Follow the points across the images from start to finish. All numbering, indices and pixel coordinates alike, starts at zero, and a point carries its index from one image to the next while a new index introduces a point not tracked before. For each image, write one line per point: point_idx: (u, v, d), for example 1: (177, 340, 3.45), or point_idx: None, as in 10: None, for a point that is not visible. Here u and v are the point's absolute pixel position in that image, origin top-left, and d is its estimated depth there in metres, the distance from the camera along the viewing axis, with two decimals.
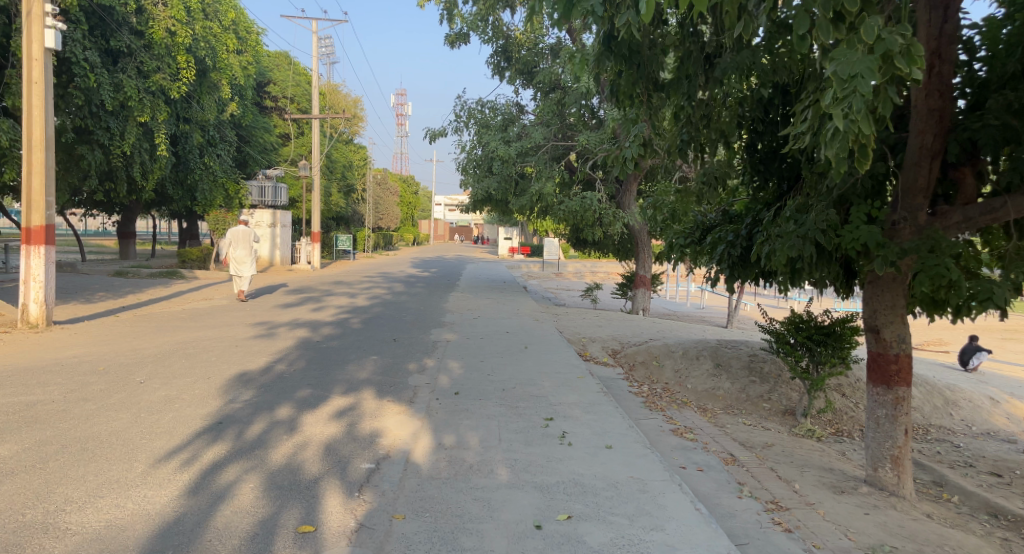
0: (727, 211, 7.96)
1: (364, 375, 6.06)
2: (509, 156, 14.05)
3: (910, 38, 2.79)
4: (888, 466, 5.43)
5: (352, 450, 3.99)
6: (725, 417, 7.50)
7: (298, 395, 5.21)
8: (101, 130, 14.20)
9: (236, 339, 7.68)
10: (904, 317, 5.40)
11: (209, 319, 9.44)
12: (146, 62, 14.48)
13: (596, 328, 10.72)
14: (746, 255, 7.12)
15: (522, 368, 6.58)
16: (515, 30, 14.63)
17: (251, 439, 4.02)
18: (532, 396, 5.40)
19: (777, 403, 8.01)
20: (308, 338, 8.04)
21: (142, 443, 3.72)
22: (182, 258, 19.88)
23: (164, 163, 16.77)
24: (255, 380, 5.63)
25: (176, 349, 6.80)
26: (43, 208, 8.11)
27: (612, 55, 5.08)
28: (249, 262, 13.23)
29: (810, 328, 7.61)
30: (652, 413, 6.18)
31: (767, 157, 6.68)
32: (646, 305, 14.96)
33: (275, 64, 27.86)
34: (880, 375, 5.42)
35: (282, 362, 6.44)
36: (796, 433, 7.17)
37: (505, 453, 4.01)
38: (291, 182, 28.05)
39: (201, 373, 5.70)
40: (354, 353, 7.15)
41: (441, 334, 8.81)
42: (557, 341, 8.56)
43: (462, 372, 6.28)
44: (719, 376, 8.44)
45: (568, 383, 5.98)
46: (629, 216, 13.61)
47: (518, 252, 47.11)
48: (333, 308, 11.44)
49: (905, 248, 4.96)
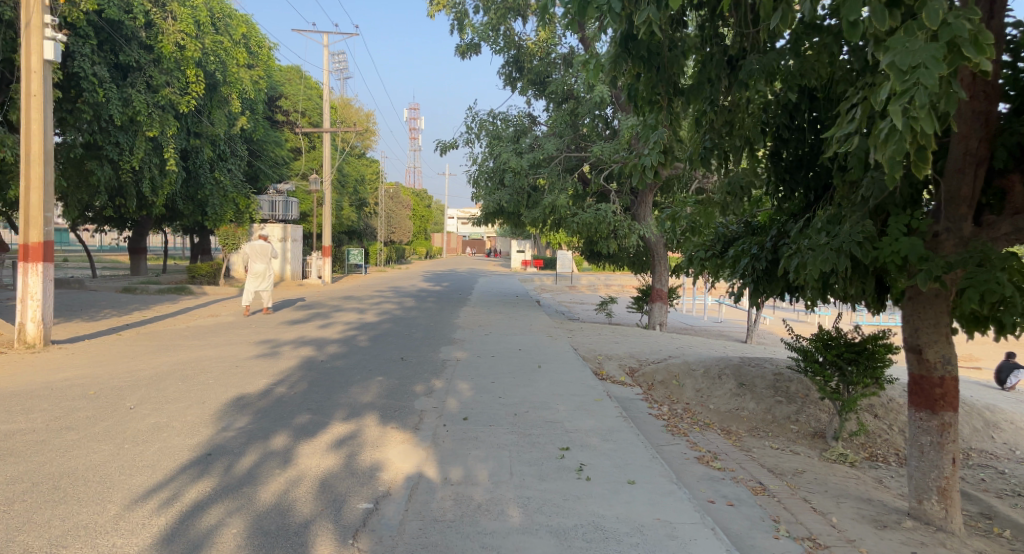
0: (749, 222, 7.66)
1: (367, 399, 5.73)
2: (520, 167, 13.78)
3: (978, 24, 2.44)
4: (934, 498, 4.96)
5: (350, 486, 3.66)
6: (750, 440, 7.07)
7: (295, 422, 4.90)
8: (109, 145, 14.38)
9: (237, 359, 7.42)
10: (949, 336, 4.94)
11: (212, 338, 9.21)
12: (155, 77, 14.62)
13: (612, 344, 10.31)
14: (771, 268, 6.73)
15: (535, 390, 6.19)
16: (527, 40, 14.40)
17: (240, 473, 3.71)
18: (546, 422, 5.02)
19: (806, 425, 7.56)
20: (312, 357, 7.76)
21: (119, 481, 3.45)
22: (192, 273, 19.82)
23: (174, 177, 16.80)
24: (252, 405, 5.34)
25: (173, 370, 6.55)
26: (41, 224, 7.96)
27: (630, 57, 4.82)
28: (271, 274, 13.47)
29: (840, 346, 7.17)
30: (674, 438, 5.76)
31: (794, 166, 6.38)
32: (663, 319, 14.53)
33: (288, 79, 28.02)
34: (923, 399, 4.96)
35: (282, 385, 6.15)
36: (826, 458, 6.70)
37: (517, 490, 3.64)
38: (303, 197, 27.98)
39: (195, 397, 5.43)
40: (359, 374, 6.84)
41: (451, 351, 8.47)
42: (571, 359, 8.18)
43: (472, 394, 5.93)
44: (743, 396, 8.02)
45: (584, 406, 5.60)
46: (645, 228, 13.30)
47: (531, 265, 46.73)
48: (340, 324, 11.17)
49: (950, 261, 4.54)
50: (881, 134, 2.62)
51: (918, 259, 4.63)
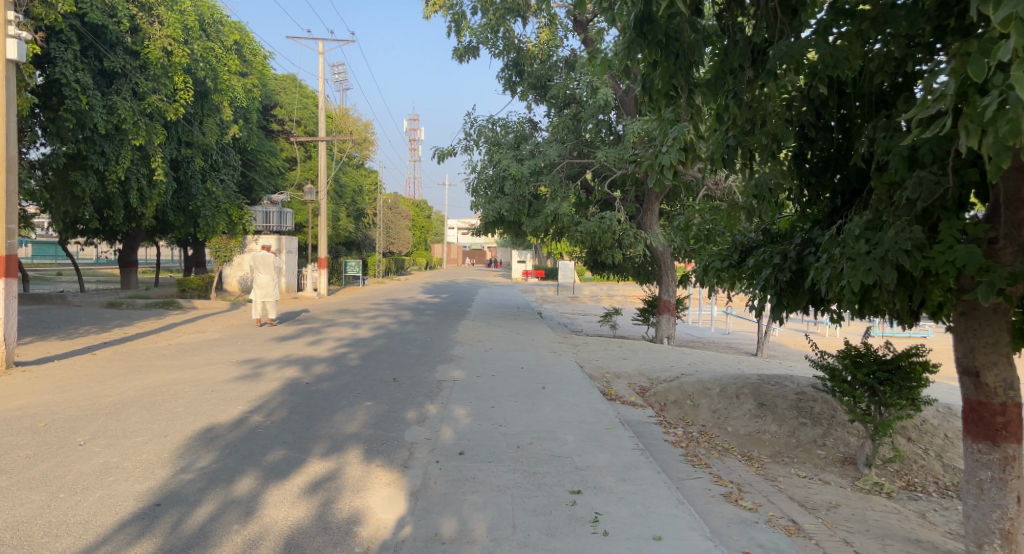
0: (768, 230, 7.16)
1: (352, 429, 5.12)
2: (521, 174, 13.18)
3: None
4: (996, 541, 4.33)
5: (320, 547, 3.04)
6: (774, 467, 6.47)
7: (267, 459, 4.30)
8: (94, 155, 14.12)
9: (215, 381, 6.83)
10: (1009, 357, 4.33)
11: (191, 357, 8.60)
12: (142, 83, 14.39)
13: (619, 361, 9.67)
14: (796, 279, 6.16)
15: (539, 416, 5.59)
16: (527, 42, 13.88)
17: (190, 531, 3.12)
18: (553, 457, 4.41)
19: (834, 450, 6.91)
20: (297, 379, 7.16)
21: (38, 547, 2.87)
22: (182, 286, 19.26)
23: (164, 188, 16.41)
24: (221, 438, 4.73)
25: (141, 397, 5.95)
26: (3, 236, 7.43)
27: (645, 43, 4.32)
28: (275, 284, 13.47)
29: (871, 364, 6.55)
30: (695, 471, 5.13)
31: (819, 167, 5.88)
32: (671, 332, 13.92)
33: (283, 87, 27.69)
34: (981, 428, 4.33)
35: (259, 412, 5.54)
36: (859, 487, 6.08)
37: (521, 550, 3.03)
38: (298, 208, 27.35)
39: (157, 430, 4.82)
40: (346, 398, 6.22)
41: (447, 371, 7.85)
42: (577, 378, 7.55)
43: (470, 423, 5.31)
44: (763, 418, 7.41)
45: (595, 436, 4.98)
46: (651, 236, 12.73)
47: (533, 275, 46.06)
48: (331, 341, 10.55)
49: (1016, 271, 3.99)
50: (985, 111, 2.17)
51: (977, 270, 4.09)
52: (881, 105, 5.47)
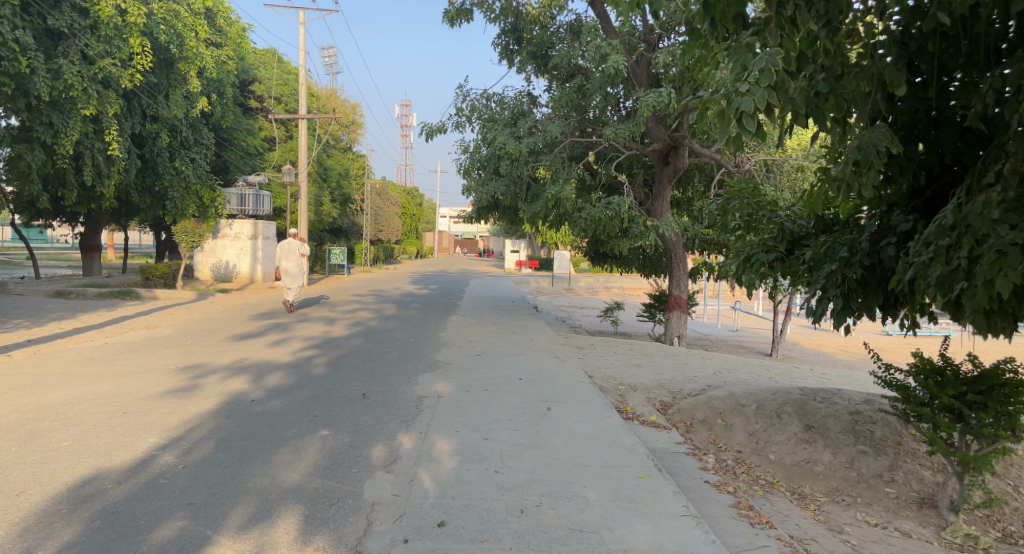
0: (821, 216, 5.82)
1: (293, 480, 3.73)
2: (520, 153, 11.50)
3: None
4: None
5: None
6: (834, 510, 5.19)
7: (154, 538, 2.88)
8: (41, 126, 12.57)
9: (134, 398, 5.41)
10: None
11: (122, 361, 7.15)
12: (92, 45, 13.00)
13: (633, 369, 8.32)
14: (869, 276, 4.78)
15: (546, 455, 4.24)
16: (526, 5, 12.38)
17: None
18: (569, 536, 3.03)
19: (905, 488, 5.58)
20: (241, 394, 5.75)
21: None
22: (146, 274, 17.63)
23: (124, 165, 14.81)
24: (102, 495, 3.32)
25: (23, 424, 4.52)
26: None
27: None
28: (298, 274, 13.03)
29: (958, 384, 5.28)
30: (761, 536, 3.75)
31: (902, 136, 4.55)
32: (682, 331, 12.61)
33: (261, 62, 26.12)
34: None
35: (171, 449, 4.11)
36: (948, 542, 4.79)
37: None
38: (277, 191, 25.78)
39: (11, 484, 3.40)
40: (297, 427, 4.81)
41: (431, 383, 6.47)
42: (587, 393, 6.22)
43: (454, 468, 3.93)
44: (814, 444, 6.14)
45: (628, 493, 3.62)
46: (664, 224, 11.39)
47: (526, 266, 44.92)
48: (298, 341, 9.13)
49: None
50: None
51: None
52: (996, 54, 4.17)
